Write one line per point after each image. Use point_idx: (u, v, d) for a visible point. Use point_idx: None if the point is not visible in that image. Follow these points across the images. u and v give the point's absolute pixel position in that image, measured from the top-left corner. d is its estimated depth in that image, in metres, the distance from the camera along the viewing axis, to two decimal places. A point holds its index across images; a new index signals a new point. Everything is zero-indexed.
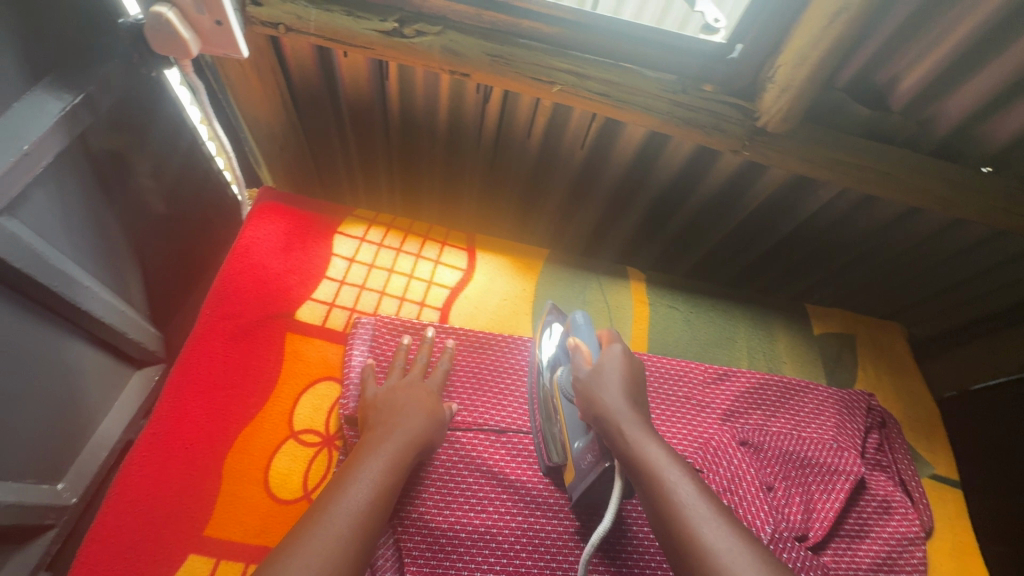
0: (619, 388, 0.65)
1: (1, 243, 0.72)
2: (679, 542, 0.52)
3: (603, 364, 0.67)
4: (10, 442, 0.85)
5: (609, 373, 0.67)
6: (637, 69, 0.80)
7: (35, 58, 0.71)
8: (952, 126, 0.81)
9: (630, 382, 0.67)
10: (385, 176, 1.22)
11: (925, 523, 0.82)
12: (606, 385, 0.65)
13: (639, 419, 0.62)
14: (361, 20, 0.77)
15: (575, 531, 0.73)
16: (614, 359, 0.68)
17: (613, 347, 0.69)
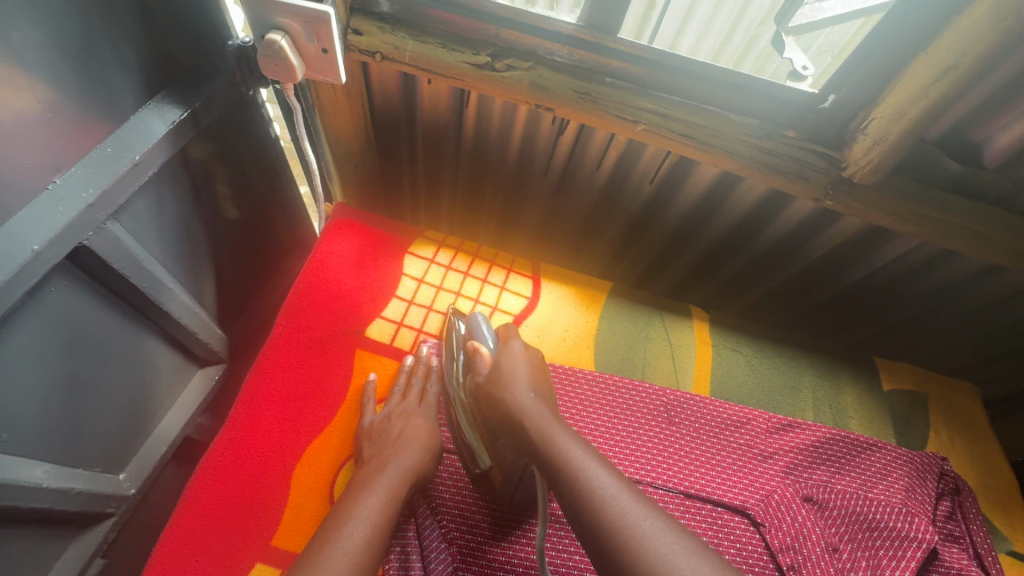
0: (526, 385, 0.72)
1: (106, 246, 0.77)
2: (582, 512, 0.55)
3: (507, 366, 0.74)
4: (85, 428, 0.90)
5: (515, 372, 0.73)
6: (722, 113, 0.80)
7: (152, 75, 0.77)
8: None
9: (535, 379, 0.74)
10: (447, 200, 1.24)
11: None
12: (515, 383, 0.72)
13: (543, 411, 0.68)
14: (455, 52, 0.80)
15: (487, 521, 0.72)
16: (512, 354, 0.76)
17: (510, 346, 0.77)
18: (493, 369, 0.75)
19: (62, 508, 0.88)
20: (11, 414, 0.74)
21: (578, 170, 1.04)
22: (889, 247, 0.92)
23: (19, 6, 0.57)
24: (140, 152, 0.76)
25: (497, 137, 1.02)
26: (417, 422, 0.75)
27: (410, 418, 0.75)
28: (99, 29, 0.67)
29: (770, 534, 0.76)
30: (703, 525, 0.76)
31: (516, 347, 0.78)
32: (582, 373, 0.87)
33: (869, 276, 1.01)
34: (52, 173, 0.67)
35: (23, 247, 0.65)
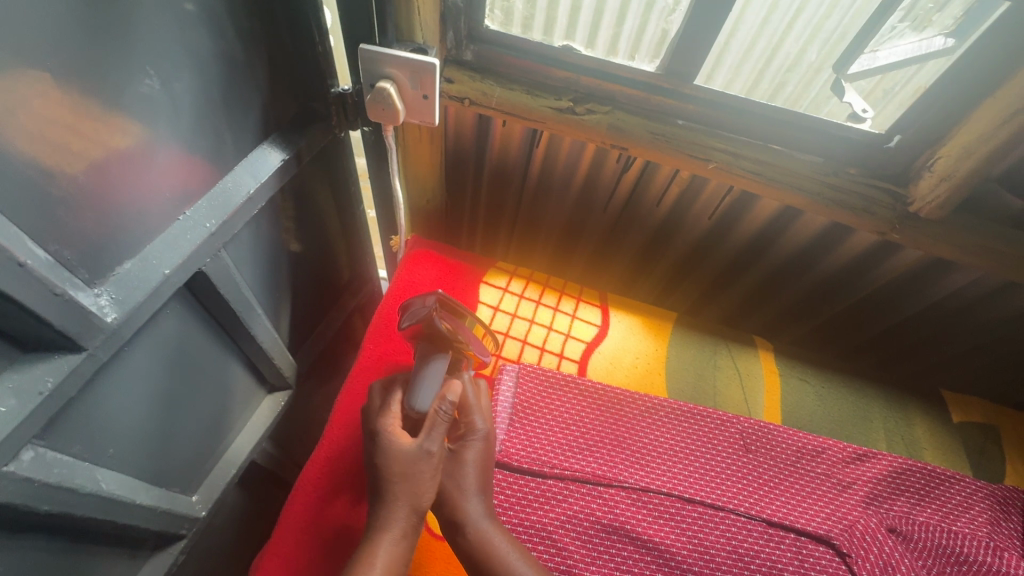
0: (478, 484, 0.70)
1: (217, 272, 0.83)
2: None
3: (465, 458, 0.71)
4: (172, 446, 0.94)
5: (472, 472, 0.70)
6: (787, 152, 0.86)
7: (265, 119, 0.86)
8: None
9: (487, 470, 0.72)
10: (505, 234, 1.30)
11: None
12: (470, 482, 0.69)
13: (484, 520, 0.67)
14: (538, 98, 0.87)
15: None
16: (475, 454, 0.71)
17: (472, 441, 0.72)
18: (454, 462, 0.71)
19: (145, 527, 0.90)
20: (120, 429, 0.79)
21: (639, 205, 1.09)
22: (948, 279, 0.95)
23: (181, 60, 0.66)
24: (254, 185, 0.83)
25: (563, 176, 1.08)
26: (404, 466, 0.66)
27: (408, 458, 0.66)
28: (234, 78, 0.75)
29: (857, 564, 0.76)
30: (788, 556, 0.77)
31: (476, 439, 0.73)
32: (657, 401, 0.89)
33: (931, 307, 1.03)
34: (183, 206, 0.75)
35: (156, 271, 0.71)
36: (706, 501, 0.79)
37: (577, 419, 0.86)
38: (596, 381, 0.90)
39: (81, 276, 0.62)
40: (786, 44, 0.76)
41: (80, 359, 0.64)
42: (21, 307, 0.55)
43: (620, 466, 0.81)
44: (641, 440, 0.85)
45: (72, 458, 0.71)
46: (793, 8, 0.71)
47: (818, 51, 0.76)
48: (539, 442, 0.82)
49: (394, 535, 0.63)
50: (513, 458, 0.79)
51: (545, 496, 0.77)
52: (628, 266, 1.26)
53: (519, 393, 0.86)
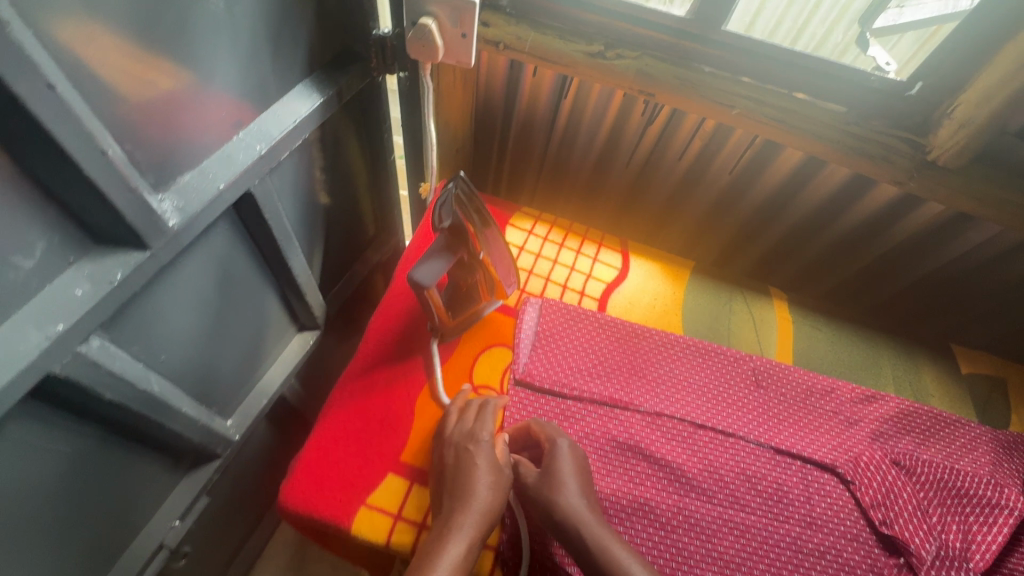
0: (578, 487, 0.69)
1: (263, 197, 0.88)
2: None
3: (556, 465, 0.70)
4: (213, 366, 1.00)
5: (568, 477, 0.69)
6: (810, 101, 0.89)
7: (310, 54, 0.90)
8: None
9: (584, 479, 0.71)
10: (530, 187, 1.33)
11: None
12: (569, 483, 0.68)
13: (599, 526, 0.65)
14: (570, 43, 0.91)
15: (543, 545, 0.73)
16: (563, 460, 0.70)
17: (557, 450, 0.71)
18: (545, 476, 0.70)
19: (185, 439, 0.97)
20: (168, 337, 0.84)
21: (661, 160, 1.12)
22: (964, 237, 0.99)
23: None
24: (298, 119, 0.88)
25: (589, 129, 1.11)
26: (481, 466, 0.66)
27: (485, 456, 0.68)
28: (286, 10, 0.80)
29: (860, 490, 0.80)
30: (794, 479, 0.81)
31: (562, 448, 0.72)
32: (673, 337, 0.93)
33: (948, 263, 1.06)
34: (236, 128, 0.81)
35: (212, 184, 0.76)
36: (718, 427, 0.84)
37: (596, 349, 0.90)
38: (615, 317, 0.94)
39: (148, 180, 0.68)
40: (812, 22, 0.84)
41: (144, 257, 0.69)
42: (101, 196, 0.60)
43: (635, 391, 0.86)
44: (657, 370, 0.89)
45: (130, 355, 0.77)
46: None
47: (845, 32, 0.84)
48: (560, 367, 0.86)
49: (466, 528, 0.61)
50: (534, 378, 0.84)
51: (563, 415, 0.82)
52: (649, 221, 1.30)
53: (542, 325, 0.91)
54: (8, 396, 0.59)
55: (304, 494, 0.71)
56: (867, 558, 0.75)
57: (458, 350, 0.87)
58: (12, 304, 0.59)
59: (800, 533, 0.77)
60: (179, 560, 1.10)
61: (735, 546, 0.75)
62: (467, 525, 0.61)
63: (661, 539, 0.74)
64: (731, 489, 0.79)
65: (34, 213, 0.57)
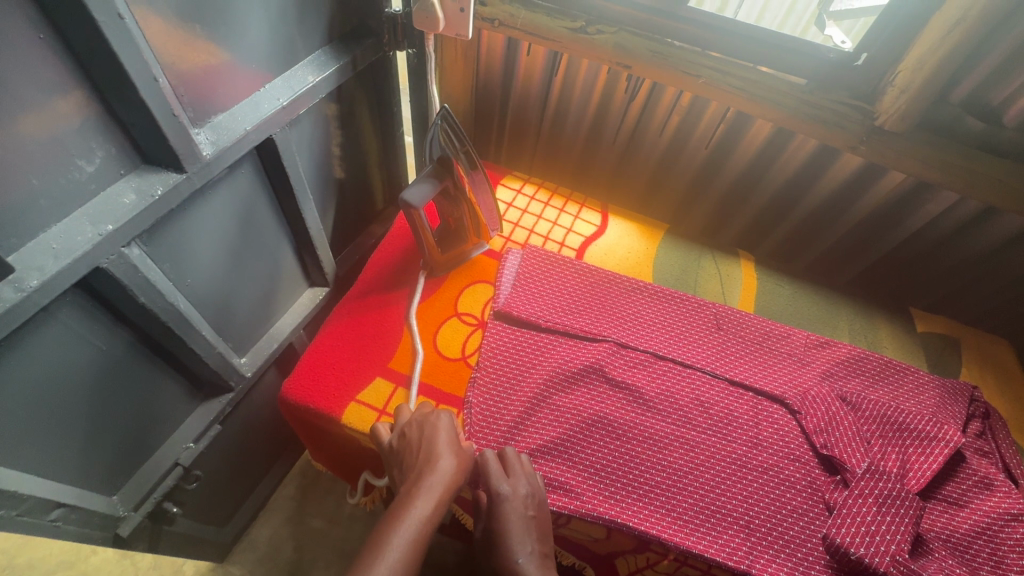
0: (521, 536, 0.68)
1: (284, 146, 1.01)
2: None
3: (501, 515, 0.69)
4: (231, 301, 1.12)
5: (512, 525, 0.69)
6: (771, 73, 0.99)
7: (331, 26, 1.04)
8: None
9: (529, 526, 0.70)
10: (526, 163, 1.45)
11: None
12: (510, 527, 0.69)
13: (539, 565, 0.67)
14: (557, 20, 1.03)
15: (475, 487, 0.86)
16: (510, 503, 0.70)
17: (501, 496, 0.70)
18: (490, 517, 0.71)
19: (204, 364, 1.08)
20: (195, 263, 0.96)
21: (644, 134, 1.22)
22: (923, 209, 1.08)
23: None
24: (317, 79, 1.01)
25: (579, 106, 1.23)
26: (448, 448, 0.71)
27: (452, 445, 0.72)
28: None
29: (805, 419, 0.87)
30: (745, 407, 0.89)
31: (507, 495, 0.71)
32: (643, 283, 1.02)
33: (910, 233, 1.13)
34: (263, 82, 0.94)
35: (239, 125, 0.89)
36: (677, 359, 0.92)
37: (572, 289, 0.99)
38: (592, 265, 1.03)
39: (188, 115, 0.81)
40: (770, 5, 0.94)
41: (182, 179, 0.82)
42: (150, 116, 0.73)
43: (604, 326, 0.94)
44: (625, 311, 0.98)
45: (161, 271, 0.89)
46: None
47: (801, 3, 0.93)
48: (536, 302, 0.95)
49: (431, 489, 0.65)
50: (513, 309, 0.93)
51: (537, 342, 0.90)
52: (635, 197, 1.40)
53: (522, 267, 1.00)
54: (64, 278, 0.71)
55: (302, 388, 0.82)
56: (807, 477, 0.83)
57: (446, 283, 0.97)
58: (73, 205, 0.72)
59: (745, 451, 0.84)
60: (191, 484, 1.19)
61: (684, 460, 0.82)
62: (438, 496, 0.64)
63: (615, 449, 0.82)
64: (685, 412, 0.87)
65: (95, 124, 0.71)
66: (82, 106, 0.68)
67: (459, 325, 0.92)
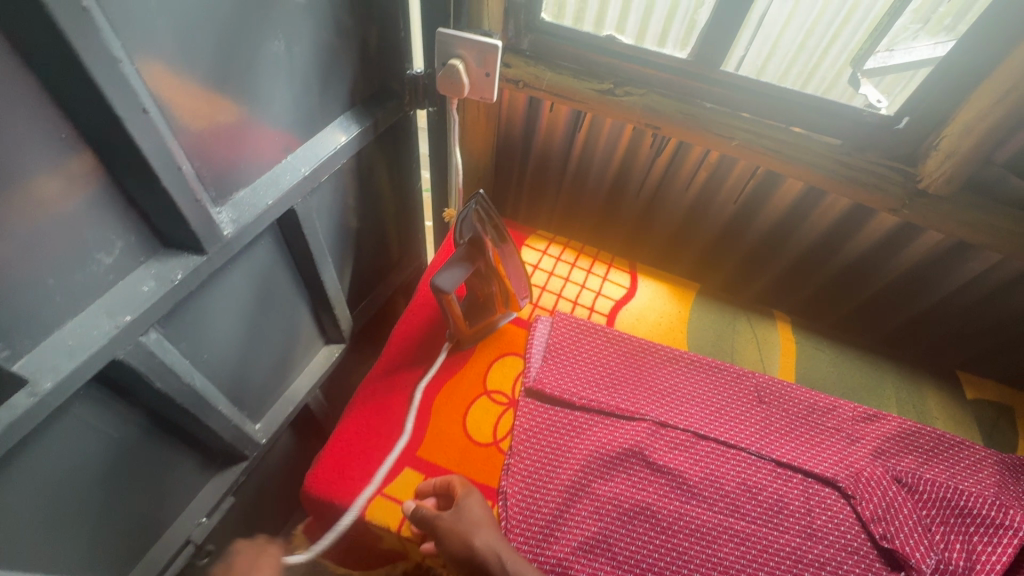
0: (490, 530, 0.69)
1: (303, 215, 0.98)
2: None
3: (467, 510, 0.70)
4: (248, 369, 1.08)
5: (477, 518, 0.70)
6: (805, 133, 0.96)
7: (353, 91, 1.02)
8: None
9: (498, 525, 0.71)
10: (546, 214, 1.42)
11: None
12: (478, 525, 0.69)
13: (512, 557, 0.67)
14: (583, 82, 1.01)
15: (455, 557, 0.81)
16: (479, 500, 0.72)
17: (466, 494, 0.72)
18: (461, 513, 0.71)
19: (219, 437, 1.04)
20: (212, 338, 0.93)
21: (670, 189, 1.19)
22: (963, 269, 1.04)
23: (302, 30, 0.83)
24: (338, 146, 0.99)
25: (601, 161, 1.21)
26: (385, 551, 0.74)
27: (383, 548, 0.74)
28: (334, 52, 0.92)
29: (861, 505, 0.82)
30: (795, 492, 0.83)
31: (470, 493, 0.73)
32: (677, 352, 0.97)
33: (951, 292, 1.09)
34: (285, 152, 0.92)
35: (262, 200, 0.86)
36: (719, 438, 0.87)
37: (604, 361, 0.94)
38: (624, 333, 0.99)
39: (210, 194, 0.79)
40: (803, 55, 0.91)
41: (201, 261, 0.78)
42: (171, 203, 0.70)
43: (641, 401, 0.90)
44: (662, 383, 0.93)
45: (179, 352, 0.86)
46: (805, 32, 0.88)
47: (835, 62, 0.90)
48: (568, 376, 0.91)
49: None
50: (545, 385, 0.89)
51: (571, 424, 0.86)
52: (659, 248, 1.36)
53: (552, 336, 0.96)
54: (78, 377, 0.67)
55: (327, 482, 0.78)
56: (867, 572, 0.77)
57: (474, 357, 0.93)
58: (89, 298, 0.69)
59: (799, 544, 0.78)
60: (202, 559, 1.14)
61: (734, 554, 0.77)
62: None
63: (661, 544, 0.76)
64: (731, 499, 0.81)
65: (116, 214, 0.68)
66: (101, 199, 0.65)
67: (489, 403, 0.88)
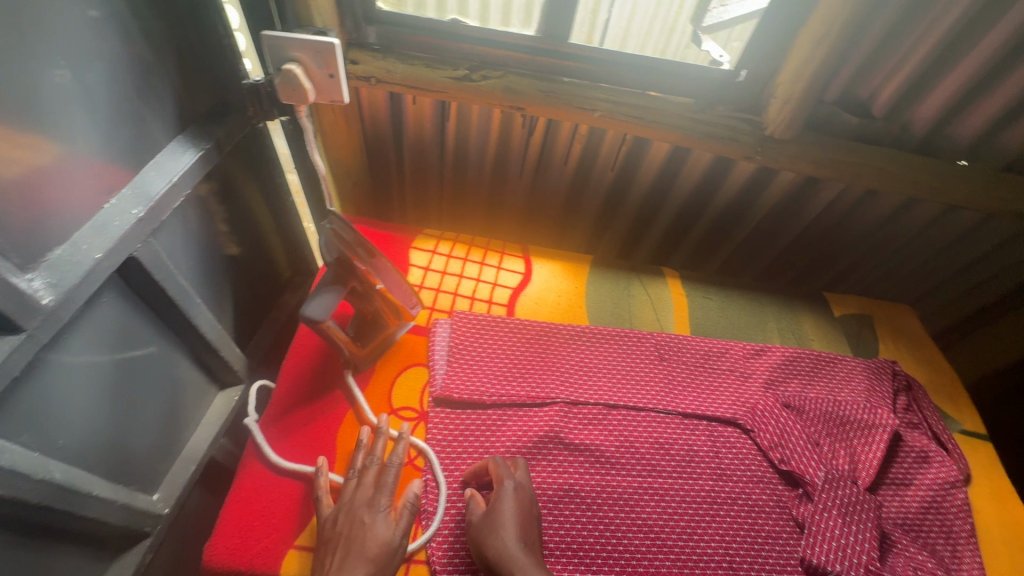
0: (513, 531, 0.67)
1: (150, 259, 0.86)
2: None
3: (497, 506, 0.70)
4: (124, 440, 0.95)
5: (506, 514, 0.69)
6: (660, 96, 0.99)
7: (183, 112, 0.91)
8: (927, 126, 0.99)
9: (525, 522, 0.69)
10: (435, 210, 1.37)
11: (963, 469, 0.90)
12: (504, 527, 0.68)
13: (529, 567, 0.64)
14: (438, 70, 0.96)
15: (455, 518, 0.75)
16: (507, 499, 0.70)
17: (504, 490, 0.71)
18: (487, 515, 0.70)
19: (104, 523, 0.91)
20: (64, 420, 0.80)
21: (549, 165, 1.19)
22: (817, 200, 1.14)
23: (92, 51, 0.71)
24: (175, 178, 0.87)
25: (477, 147, 1.17)
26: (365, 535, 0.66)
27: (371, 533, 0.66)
28: (145, 71, 0.80)
29: (759, 436, 0.88)
30: (702, 438, 0.88)
31: (509, 489, 0.71)
32: (579, 329, 0.99)
33: (810, 222, 1.19)
34: (108, 195, 0.79)
35: (88, 256, 0.74)
36: (628, 404, 0.90)
37: (509, 352, 0.93)
38: (524, 320, 0.98)
39: (14, 262, 0.66)
40: (647, 23, 0.92)
41: (19, 340, 0.66)
42: None
43: (550, 384, 0.90)
44: (569, 361, 0.94)
45: (19, 446, 0.73)
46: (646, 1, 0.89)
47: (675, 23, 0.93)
48: (475, 375, 0.89)
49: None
50: (453, 391, 0.86)
51: (485, 424, 0.84)
52: (553, 225, 1.36)
53: (454, 338, 0.93)
54: None
55: (228, 549, 0.70)
56: (772, 495, 0.84)
57: (375, 377, 0.88)
58: None
59: (711, 484, 0.84)
60: None
61: (657, 511, 0.80)
62: None
63: (588, 520, 0.78)
64: (647, 459, 0.85)
65: None
66: None
67: (397, 424, 0.84)
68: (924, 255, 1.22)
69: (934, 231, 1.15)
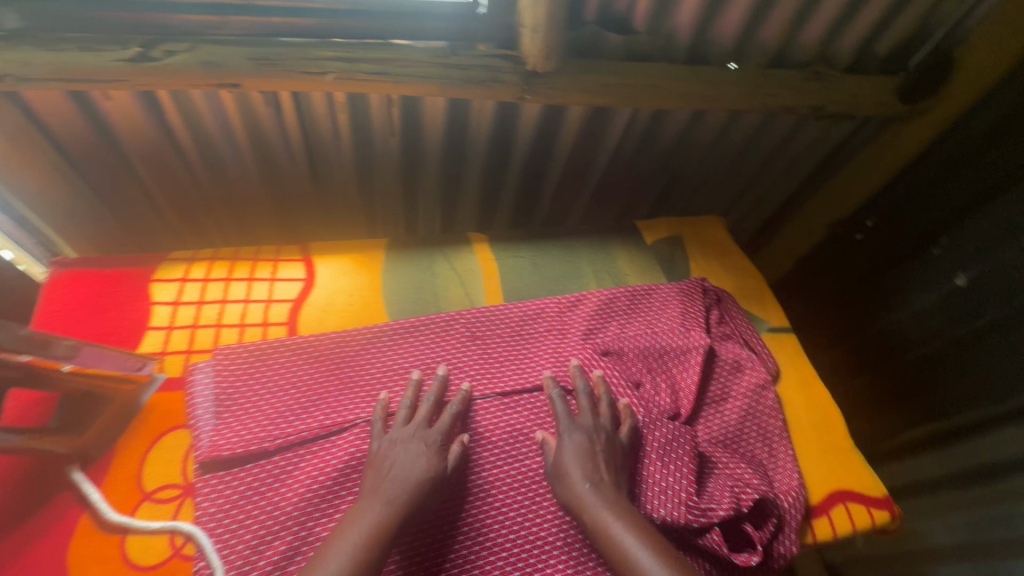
0: (580, 471, 0.70)
1: None
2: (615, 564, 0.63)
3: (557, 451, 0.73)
4: None
5: (569, 457, 0.71)
6: (404, 43, 0.85)
7: None
8: (688, 34, 0.95)
9: (586, 458, 0.71)
10: (213, 223, 1.14)
11: (771, 368, 0.95)
12: (569, 471, 0.70)
13: (598, 502, 0.67)
14: (103, 53, 0.76)
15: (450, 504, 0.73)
16: (574, 446, 0.72)
17: (565, 436, 0.73)
18: (556, 462, 0.72)
19: None
20: None
21: (321, 144, 1.02)
22: (609, 129, 1.08)
23: None
24: None
25: (228, 128, 0.95)
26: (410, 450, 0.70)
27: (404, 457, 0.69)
28: None
29: None
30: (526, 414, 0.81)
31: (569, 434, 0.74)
32: (372, 330, 0.85)
33: (612, 152, 1.14)
34: None
35: None
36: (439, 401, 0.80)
37: (290, 380, 0.79)
38: (303, 337, 0.83)
39: None
40: None
41: None
42: None
43: (345, 405, 0.77)
44: (364, 371, 0.82)
45: None
46: None
47: None
48: (246, 423, 0.74)
49: (385, 499, 0.65)
50: (220, 451, 0.71)
51: (267, 478, 0.71)
52: (357, 210, 1.20)
53: (215, 382, 0.77)
54: None
55: None
56: None
57: (116, 461, 0.72)
58: None
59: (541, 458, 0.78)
60: None
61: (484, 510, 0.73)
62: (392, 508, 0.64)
63: (405, 549, 0.68)
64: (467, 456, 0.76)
65: None
66: None
67: (151, 511, 0.69)
68: (723, 162, 1.23)
69: (724, 138, 1.16)
